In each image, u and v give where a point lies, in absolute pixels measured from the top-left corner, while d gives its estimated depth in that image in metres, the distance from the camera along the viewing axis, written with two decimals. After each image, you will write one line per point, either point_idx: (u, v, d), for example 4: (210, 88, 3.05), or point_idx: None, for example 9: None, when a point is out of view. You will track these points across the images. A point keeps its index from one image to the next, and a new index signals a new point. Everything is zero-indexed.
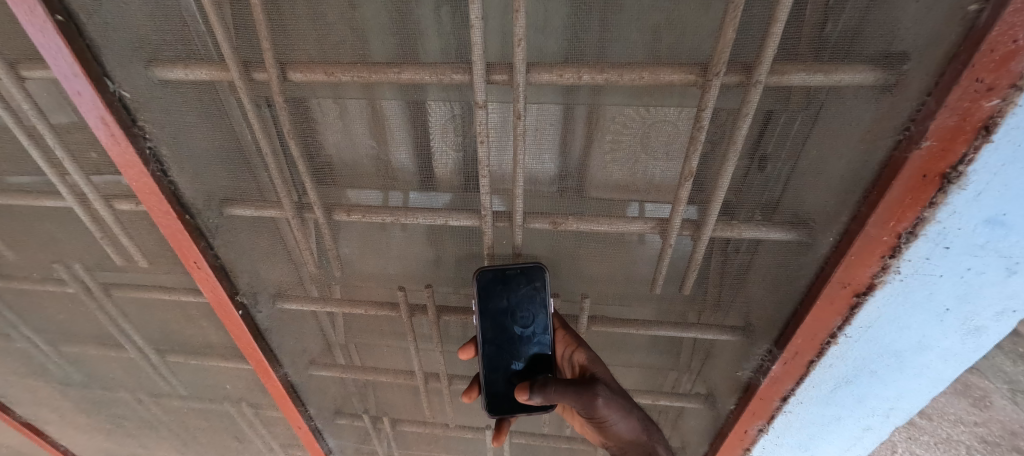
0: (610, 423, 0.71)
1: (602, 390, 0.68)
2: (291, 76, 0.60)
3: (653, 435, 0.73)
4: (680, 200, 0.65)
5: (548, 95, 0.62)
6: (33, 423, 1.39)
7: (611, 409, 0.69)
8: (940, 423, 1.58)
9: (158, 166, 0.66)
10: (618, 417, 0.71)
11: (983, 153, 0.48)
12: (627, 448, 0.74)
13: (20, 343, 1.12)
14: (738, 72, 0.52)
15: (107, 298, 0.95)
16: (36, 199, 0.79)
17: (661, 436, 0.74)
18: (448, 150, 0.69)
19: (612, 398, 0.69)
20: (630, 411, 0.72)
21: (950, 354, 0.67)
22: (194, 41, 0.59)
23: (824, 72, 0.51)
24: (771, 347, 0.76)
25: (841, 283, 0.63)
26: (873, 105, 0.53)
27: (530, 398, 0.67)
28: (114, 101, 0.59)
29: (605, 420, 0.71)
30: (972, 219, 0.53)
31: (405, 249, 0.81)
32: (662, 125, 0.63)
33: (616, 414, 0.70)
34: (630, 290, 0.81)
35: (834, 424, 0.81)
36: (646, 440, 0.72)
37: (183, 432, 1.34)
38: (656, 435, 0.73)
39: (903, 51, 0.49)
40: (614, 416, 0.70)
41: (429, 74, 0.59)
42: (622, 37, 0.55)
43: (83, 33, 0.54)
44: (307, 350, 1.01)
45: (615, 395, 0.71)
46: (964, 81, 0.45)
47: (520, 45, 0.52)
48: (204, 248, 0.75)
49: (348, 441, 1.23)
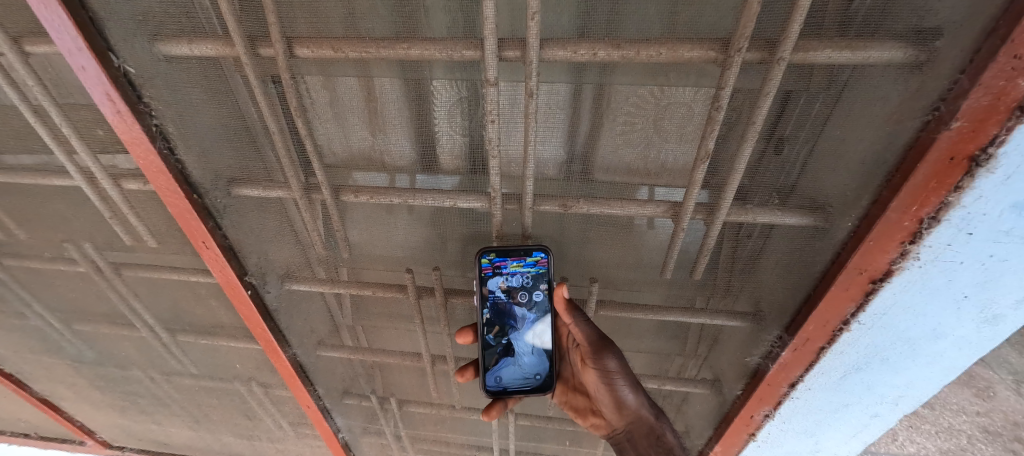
0: (619, 387, 0.78)
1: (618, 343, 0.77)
2: (298, 51, 0.59)
3: (660, 417, 0.78)
4: (694, 184, 0.63)
5: (559, 73, 0.60)
6: (49, 399, 1.42)
7: (622, 368, 0.77)
8: (942, 412, 1.60)
9: (164, 143, 0.65)
10: (628, 383, 0.78)
11: (1016, 134, 0.46)
12: (635, 428, 0.79)
13: (33, 321, 1.13)
14: (760, 49, 0.51)
15: (118, 277, 0.95)
16: (44, 178, 0.79)
17: (667, 420, 0.79)
18: (455, 133, 0.68)
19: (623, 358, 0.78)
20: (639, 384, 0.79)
21: (964, 342, 0.67)
22: (198, 14, 0.57)
23: (851, 49, 0.49)
24: (782, 334, 0.75)
25: (857, 269, 0.62)
26: (901, 84, 0.51)
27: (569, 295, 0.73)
28: (119, 76, 0.57)
29: (615, 382, 0.78)
30: (997, 204, 0.51)
31: (412, 231, 0.81)
32: (677, 106, 0.61)
33: (626, 376, 0.78)
34: (639, 274, 0.81)
35: (842, 411, 0.81)
36: (654, 421, 0.78)
37: (195, 409, 1.36)
38: (662, 419, 0.79)
39: (936, 26, 0.47)
40: (624, 378, 0.77)
41: (439, 50, 0.57)
42: (639, 12, 0.53)
43: (85, 5, 0.53)
44: (315, 331, 1.01)
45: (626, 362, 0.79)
46: (1000, 58, 0.43)
47: (534, 19, 0.50)
48: (212, 227, 0.75)
49: (356, 421, 1.25)
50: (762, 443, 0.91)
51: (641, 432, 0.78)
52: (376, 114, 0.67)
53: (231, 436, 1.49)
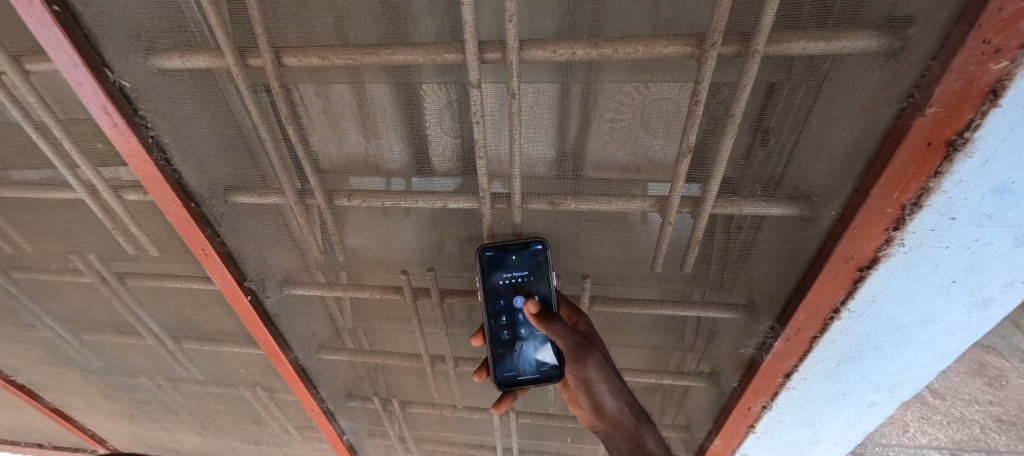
0: (598, 392, 0.75)
1: (597, 353, 0.73)
2: (285, 60, 0.60)
3: (641, 426, 0.74)
4: (679, 177, 0.64)
5: (543, 73, 0.61)
6: (62, 408, 1.45)
7: (600, 376, 0.74)
8: (953, 402, 1.65)
9: (161, 154, 0.67)
10: (607, 389, 0.74)
11: (991, 118, 0.47)
12: (614, 431, 0.76)
13: (43, 332, 1.15)
14: (736, 43, 0.52)
15: (123, 287, 0.98)
16: (48, 191, 0.81)
17: (650, 428, 0.74)
18: (446, 136, 0.69)
19: (603, 366, 0.74)
20: (619, 389, 0.75)
21: (957, 327, 0.67)
22: (189, 28, 0.59)
23: (826, 40, 0.49)
24: (774, 324, 0.76)
25: (844, 257, 0.62)
26: (877, 72, 0.52)
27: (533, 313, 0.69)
28: (114, 90, 0.60)
29: (593, 388, 0.75)
30: (978, 187, 0.52)
31: (407, 234, 0.82)
32: (661, 101, 0.62)
33: (604, 383, 0.74)
34: (631, 270, 0.81)
35: (839, 400, 0.81)
36: (634, 428, 0.74)
37: (204, 416, 1.39)
38: (643, 426, 0.74)
39: (908, 14, 0.47)
40: (602, 384, 0.74)
41: (422, 54, 0.58)
42: (619, 11, 0.54)
43: (80, 23, 0.55)
44: (316, 335, 1.03)
45: (608, 367, 0.75)
46: (970, 43, 0.44)
47: (512, 21, 0.51)
48: (210, 235, 0.77)
49: (360, 423, 1.26)
50: (762, 435, 0.91)
51: (621, 437, 0.75)
52: (368, 118, 0.68)
53: (239, 442, 1.51)
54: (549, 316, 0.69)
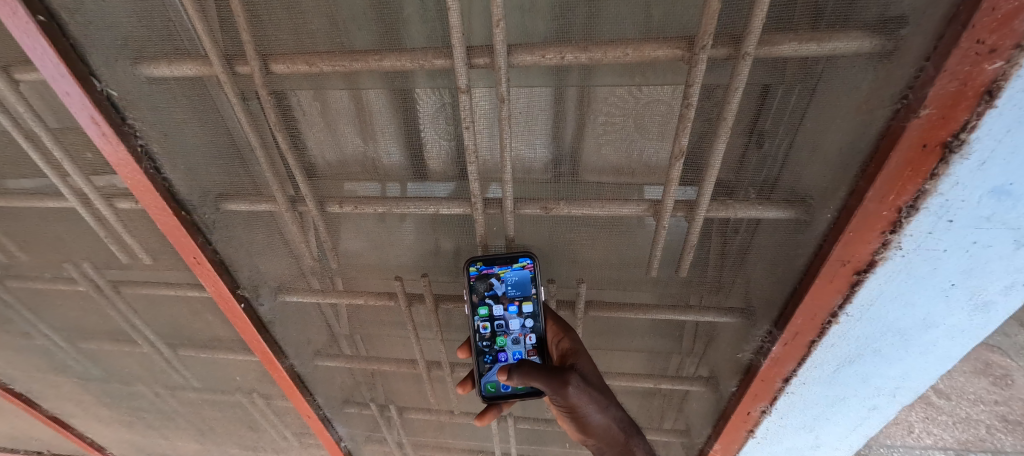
0: (585, 415, 0.71)
1: (576, 379, 0.69)
2: (274, 67, 0.60)
3: (631, 439, 0.73)
4: (672, 181, 0.63)
5: (535, 77, 0.61)
6: (60, 416, 1.44)
7: (585, 400, 0.69)
8: (959, 403, 1.64)
9: (150, 163, 0.66)
10: (594, 410, 0.71)
11: (987, 120, 0.46)
12: (605, 447, 0.74)
13: (40, 340, 1.15)
14: (726, 45, 0.51)
15: (118, 294, 0.97)
16: (40, 201, 0.81)
17: (640, 440, 0.73)
18: (438, 140, 0.68)
19: (586, 389, 0.69)
20: (606, 406, 0.72)
21: (957, 331, 0.66)
22: (178, 36, 0.59)
23: (817, 41, 0.49)
24: (771, 329, 0.75)
25: (841, 260, 0.61)
26: (870, 73, 0.51)
27: (509, 379, 0.69)
28: (102, 100, 0.59)
29: (579, 412, 0.71)
30: (975, 190, 0.51)
31: (401, 239, 0.82)
32: (654, 105, 0.61)
33: (590, 404, 0.70)
34: (628, 274, 0.81)
35: (839, 404, 0.80)
36: (624, 442, 0.73)
37: (201, 423, 1.38)
38: (634, 439, 0.73)
39: (901, 14, 0.47)
40: (588, 407, 0.70)
41: (411, 61, 0.58)
42: (609, 14, 0.54)
43: (65, 32, 0.54)
44: (312, 341, 1.02)
45: (590, 388, 0.71)
46: (964, 43, 0.43)
47: (498, 26, 0.51)
48: (202, 243, 0.76)
49: (357, 429, 1.25)
50: (762, 440, 0.90)
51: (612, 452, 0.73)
52: (362, 122, 0.68)
53: (237, 448, 1.50)
54: (512, 370, 0.69)
